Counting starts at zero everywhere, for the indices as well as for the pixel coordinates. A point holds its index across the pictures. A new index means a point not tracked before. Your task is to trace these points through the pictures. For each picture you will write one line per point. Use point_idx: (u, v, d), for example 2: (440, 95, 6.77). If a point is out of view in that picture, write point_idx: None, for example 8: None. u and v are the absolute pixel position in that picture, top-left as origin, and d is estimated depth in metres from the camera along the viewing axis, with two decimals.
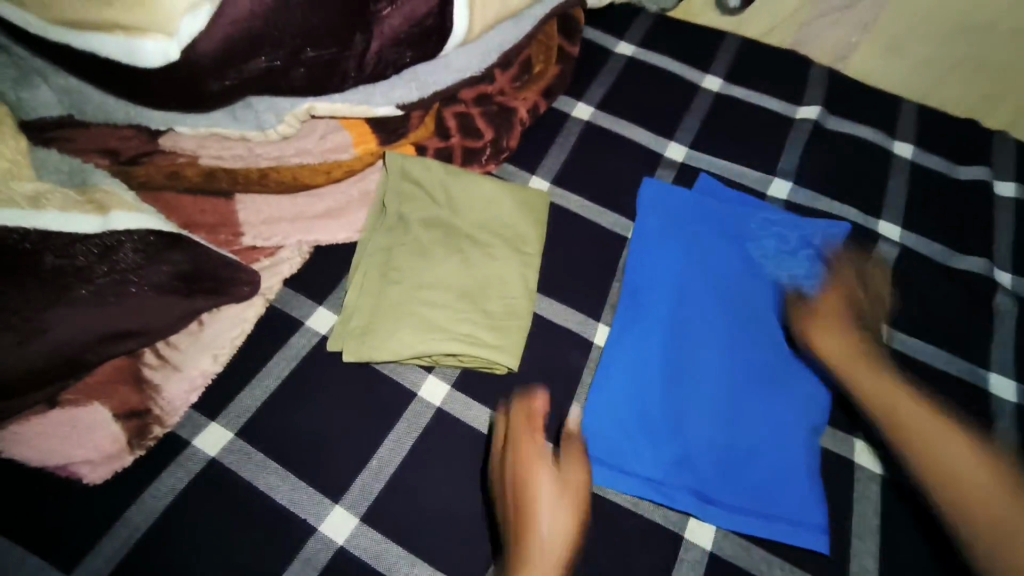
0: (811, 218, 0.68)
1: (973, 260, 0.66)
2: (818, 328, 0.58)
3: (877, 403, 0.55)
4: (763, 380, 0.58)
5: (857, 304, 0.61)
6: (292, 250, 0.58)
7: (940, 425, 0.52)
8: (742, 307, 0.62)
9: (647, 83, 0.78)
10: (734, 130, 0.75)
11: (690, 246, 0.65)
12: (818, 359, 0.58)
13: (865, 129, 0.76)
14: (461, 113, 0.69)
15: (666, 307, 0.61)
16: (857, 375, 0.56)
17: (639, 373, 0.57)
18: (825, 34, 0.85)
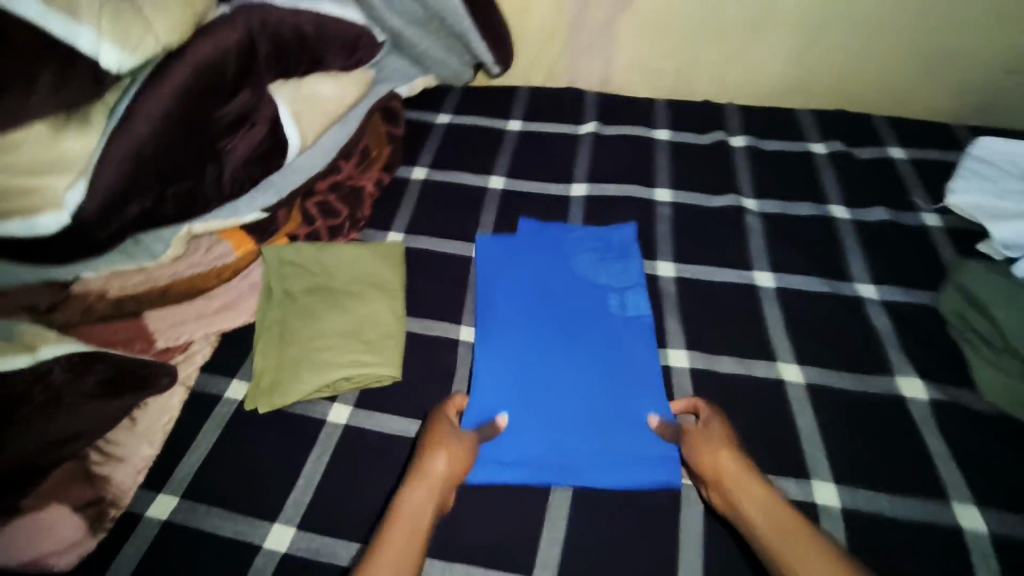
0: (609, 226, 0.84)
1: (724, 198, 0.86)
2: (708, 447, 0.60)
3: (776, 531, 0.54)
4: (609, 360, 0.71)
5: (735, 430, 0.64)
6: (201, 341, 0.72)
7: (811, 546, 0.52)
8: (578, 310, 0.76)
9: (464, 140, 0.99)
10: (537, 154, 0.97)
11: (526, 275, 0.80)
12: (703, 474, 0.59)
13: (631, 128, 0.99)
14: (320, 201, 0.85)
15: (517, 324, 0.75)
16: (739, 491, 0.57)
17: (507, 386, 0.69)
18: (588, 66, 1.07)
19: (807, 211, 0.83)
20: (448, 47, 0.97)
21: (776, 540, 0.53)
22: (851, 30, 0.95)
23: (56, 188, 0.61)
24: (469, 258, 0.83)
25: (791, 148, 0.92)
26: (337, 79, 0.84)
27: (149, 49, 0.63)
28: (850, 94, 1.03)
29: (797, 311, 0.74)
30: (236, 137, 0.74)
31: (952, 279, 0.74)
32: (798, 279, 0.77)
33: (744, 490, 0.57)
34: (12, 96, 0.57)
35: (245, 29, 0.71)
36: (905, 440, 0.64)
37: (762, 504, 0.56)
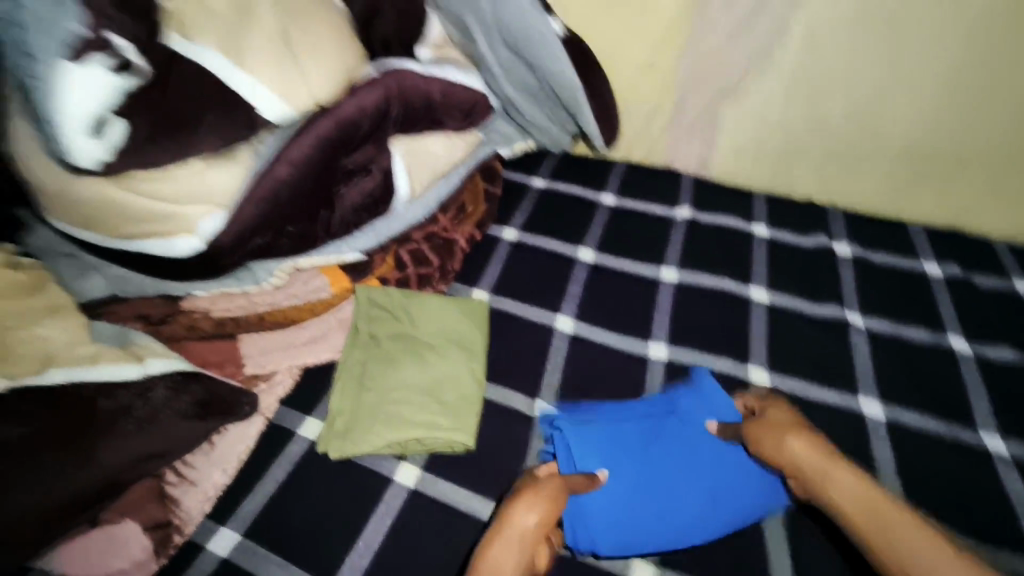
0: (723, 360, 0.77)
1: (828, 307, 0.82)
2: (780, 437, 0.61)
3: (857, 512, 0.54)
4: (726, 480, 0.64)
5: (804, 422, 0.63)
6: (285, 373, 0.73)
7: (889, 513, 0.53)
8: (661, 420, 0.69)
9: (558, 207, 1.00)
10: (630, 231, 0.96)
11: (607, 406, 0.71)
12: (792, 463, 0.60)
13: (729, 218, 0.97)
14: (414, 249, 0.87)
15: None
16: (821, 473, 0.57)
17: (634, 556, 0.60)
18: (687, 152, 1.08)
19: (918, 337, 0.78)
20: (554, 116, 0.99)
21: (867, 523, 0.53)
22: (981, 151, 0.92)
23: (195, 213, 0.64)
24: (554, 329, 0.82)
25: (903, 265, 0.87)
26: (448, 137, 0.88)
27: (307, 104, 0.69)
28: (968, 214, 0.98)
29: (915, 453, 0.66)
30: (350, 185, 0.78)
31: None
32: (915, 416, 0.70)
33: (821, 473, 0.58)
34: (186, 131, 0.60)
35: (383, 93, 0.73)
36: None
37: (844, 481, 0.56)
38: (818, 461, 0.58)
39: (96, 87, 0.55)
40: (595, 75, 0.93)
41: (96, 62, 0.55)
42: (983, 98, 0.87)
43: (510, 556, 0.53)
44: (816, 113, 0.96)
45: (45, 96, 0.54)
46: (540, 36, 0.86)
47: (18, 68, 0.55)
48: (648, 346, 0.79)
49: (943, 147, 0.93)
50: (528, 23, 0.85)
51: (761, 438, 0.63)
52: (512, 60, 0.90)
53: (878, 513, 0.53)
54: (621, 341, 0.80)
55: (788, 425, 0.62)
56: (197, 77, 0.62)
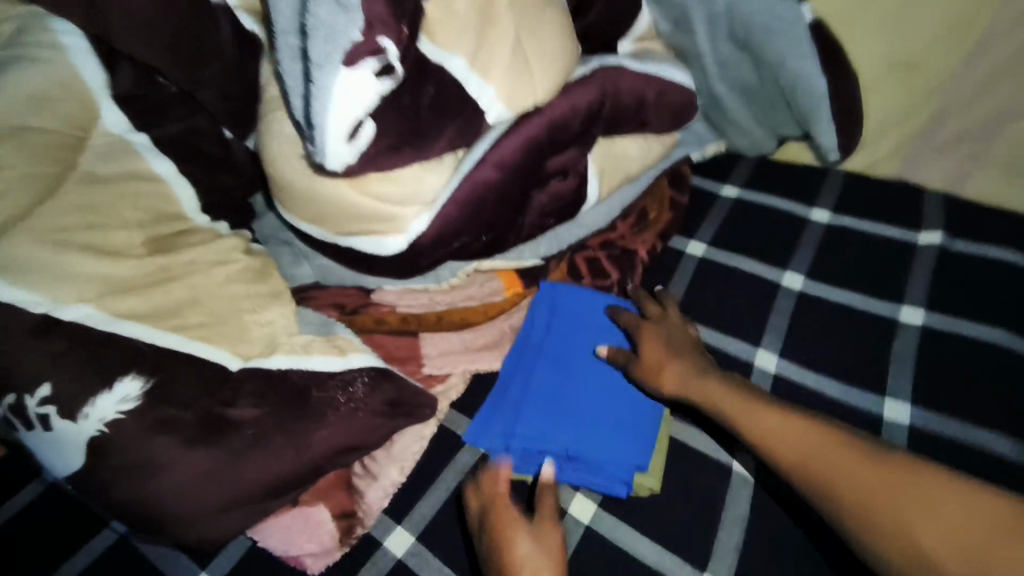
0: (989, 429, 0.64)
1: None
2: (660, 359, 0.66)
3: (769, 438, 0.56)
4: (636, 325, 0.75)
5: (671, 332, 0.69)
6: (459, 376, 0.72)
7: (793, 439, 0.55)
8: (565, 342, 0.74)
9: (756, 219, 0.87)
10: (848, 258, 0.80)
11: (516, 368, 0.72)
12: (679, 390, 0.64)
13: (999, 251, 0.76)
14: (590, 258, 0.81)
15: (831, 547, 0.58)
16: (716, 400, 0.61)
17: (647, 440, 0.66)
18: (933, 167, 0.84)
19: None
20: (764, 117, 0.86)
21: (771, 451, 0.55)
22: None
23: (407, 214, 0.65)
24: (752, 366, 0.73)
25: None
26: (646, 139, 0.81)
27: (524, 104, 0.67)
28: None
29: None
30: (543, 190, 0.73)
31: None
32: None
33: (710, 395, 0.62)
34: (416, 141, 0.62)
35: (598, 92, 0.70)
36: None
37: (731, 398, 0.60)
38: (693, 381, 0.63)
39: (363, 93, 0.55)
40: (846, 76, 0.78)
41: (365, 67, 0.55)
42: None
43: None
44: None
45: (318, 102, 0.55)
46: (788, 23, 0.76)
47: (298, 76, 0.58)
48: (888, 403, 0.68)
49: None
50: (772, 7, 0.75)
51: (641, 372, 0.67)
52: (732, 52, 0.81)
53: (764, 426, 0.57)
54: (844, 393, 0.69)
55: (653, 336, 0.68)
56: (434, 80, 0.62)
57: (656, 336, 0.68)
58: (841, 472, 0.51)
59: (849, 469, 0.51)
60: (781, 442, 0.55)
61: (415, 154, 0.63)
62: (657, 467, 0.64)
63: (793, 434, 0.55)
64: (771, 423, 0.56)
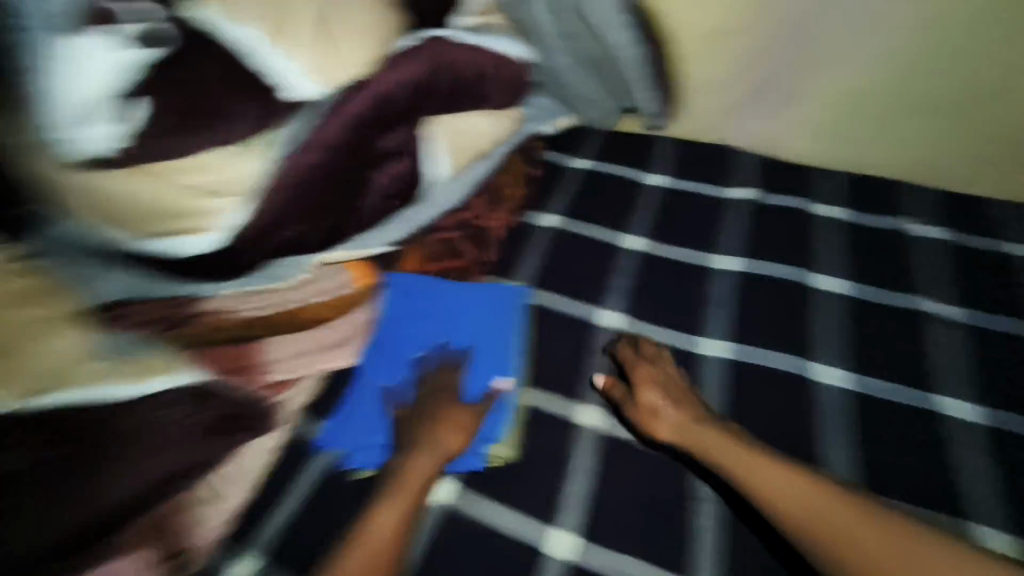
0: (795, 355, 0.73)
1: (926, 300, 0.77)
2: (648, 407, 0.65)
3: (771, 493, 0.57)
4: (488, 304, 0.76)
5: (669, 383, 0.68)
6: (311, 378, 0.69)
7: (801, 489, 0.56)
8: (418, 336, 0.74)
9: (601, 189, 0.92)
10: (679, 217, 0.88)
11: (389, 347, 0.74)
12: (681, 441, 0.63)
13: (788, 200, 0.89)
14: (446, 240, 0.81)
15: (665, 479, 0.63)
16: (721, 453, 0.61)
17: (496, 410, 0.67)
18: (749, 126, 0.96)
19: (1002, 326, 0.74)
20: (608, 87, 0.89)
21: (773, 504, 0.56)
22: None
23: (218, 208, 0.59)
24: (592, 325, 0.77)
25: (985, 245, 0.82)
26: (492, 116, 0.79)
27: (341, 79, 0.62)
28: None
29: (1003, 455, 0.64)
30: (381, 171, 0.69)
31: None
32: (1000, 416, 0.66)
33: (707, 444, 0.62)
34: (207, 125, 0.56)
35: (429, 66, 0.67)
36: None
37: (725, 448, 0.61)
38: (691, 433, 0.63)
39: (115, 64, 0.54)
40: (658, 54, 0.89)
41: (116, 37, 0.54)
42: None
43: (462, 436, 0.64)
44: (906, 84, 0.86)
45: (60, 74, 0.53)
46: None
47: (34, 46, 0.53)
48: (698, 340, 0.75)
49: None
50: None
51: (636, 415, 0.66)
52: (560, 18, 0.82)
53: (769, 478, 0.57)
54: (669, 338, 0.75)
55: (646, 378, 0.67)
56: (233, 57, 0.57)
57: (655, 383, 0.67)
58: (840, 525, 0.53)
59: (852, 528, 0.53)
60: (784, 494, 0.56)
61: (218, 131, 0.56)
62: (510, 438, 0.65)
63: (793, 485, 0.57)
64: (770, 474, 0.58)
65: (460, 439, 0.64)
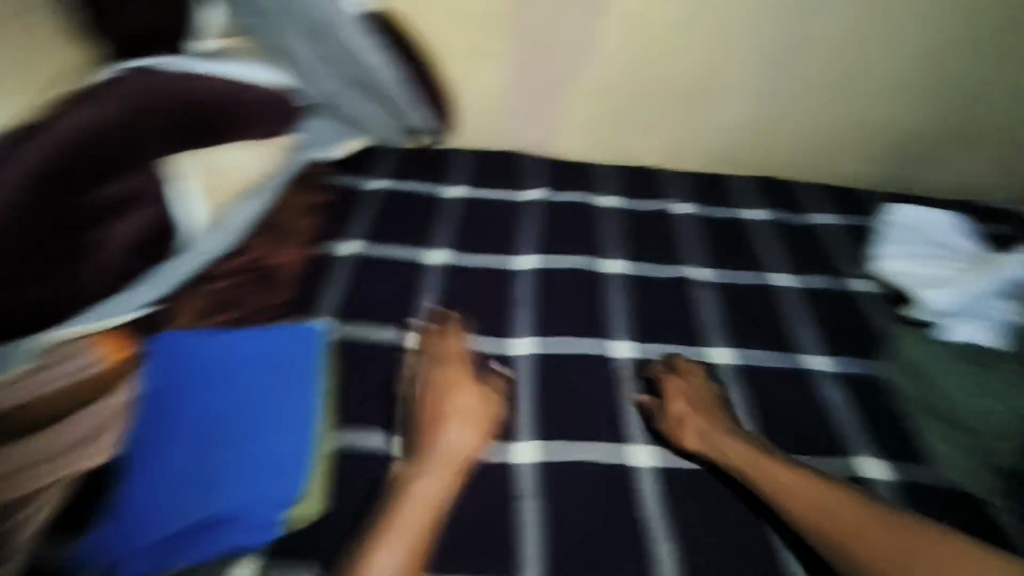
0: (593, 335, 0.79)
1: (696, 270, 0.88)
2: (702, 411, 0.71)
3: (795, 494, 0.63)
4: (280, 352, 0.69)
5: (698, 397, 0.72)
6: (58, 487, 0.57)
7: (816, 489, 0.63)
8: (199, 407, 0.64)
9: (400, 207, 0.90)
10: (479, 225, 0.90)
11: (157, 424, 0.62)
12: (713, 444, 0.68)
13: (574, 195, 0.96)
14: (224, 287, 0.74)
15: (482, 485, 0.65)
16: (743, 454, 0.67)
17: (295, 467, 0.62)
18: (528, 130, 1.03)
19: (750, 279, 0.88)
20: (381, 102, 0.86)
21: (792, 504, 0.63)
22: (813, 101, 1.00)
23: None
24: (405, 348, 0.75)
25: (728, 215, 0.96)
26: (250, 147, 0.75)
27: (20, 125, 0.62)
28: (783, 166, 1.07)
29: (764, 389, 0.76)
30: (110, 226, 0.64)
31: (885, 346, 0.81)
32: (766, 356, 0.79)
33: (729, 450, 0.67)
34: None
35: (132, 104, 0.66)
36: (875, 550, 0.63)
37: (743, 451, 0.67)
38: (719, 439, 0.68)
39: None
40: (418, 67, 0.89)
41: None
42: (779, 61, 0.96)
43: (471, 438, 0.66)
44: (648, 82, 0.98)
45: None
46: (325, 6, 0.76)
47: None
48: (508, 342, 0.78)
49: (763, 102, 1.00)
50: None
51: (665, 426, 0.70)
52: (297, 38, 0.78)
53: (790, 479, 0.64)
54: (481, 345, 0.77)
55: (677, 391, 0.72)
56: None
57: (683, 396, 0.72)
58: (856, 521, 0.60)
59: (860, 525, 0.60)
60: (796, 488, 0.63)
61: None
62: (317, 491, 0.61)
63: (806, 484, 0.63)
64: (786, 476, 0.64)
65: (471, 440, 0.66)
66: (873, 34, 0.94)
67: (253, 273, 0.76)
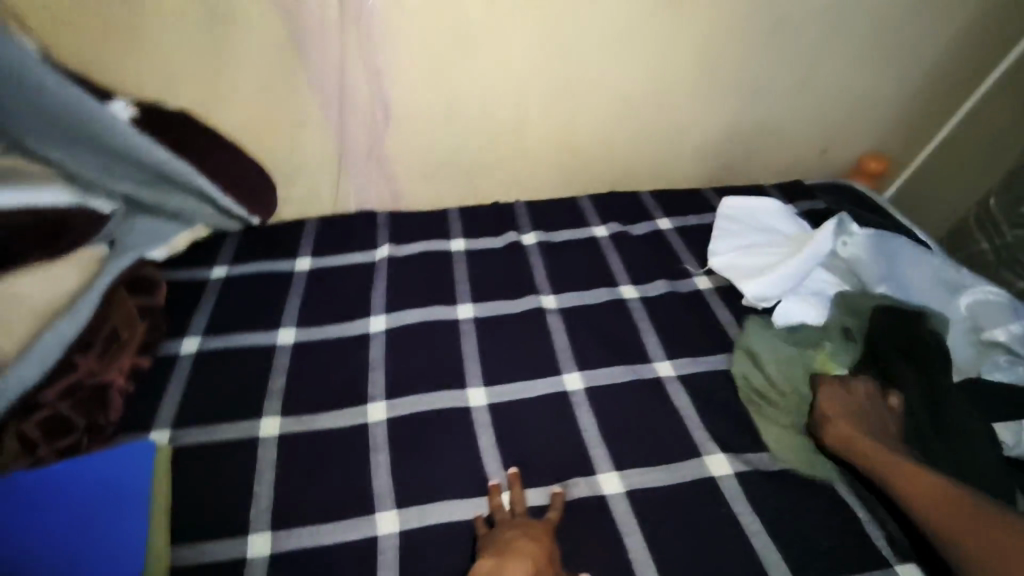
0: (448, 384, 0.80)
1: (541, 297, 0.91)
2: (850, 412, 0.70)
3: (925, 499, 0.60)
4: (106, 473, 0.66)
5: (870, 399, 0.72)
6: None
7: (953, 495, 0.59)
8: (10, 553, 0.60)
9: (247, 291, 0.90)
10: (329, 292, 0.91)
11: None
12: (847, 446, 0.68)
13: (423, 244, 0.99)
14: (46, 418, 0.69)
15: (342, 564, 0.64)
16: (877, 458, 0.66)
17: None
18: (370, 187, 1.06)
19: (600, 297, 0.91)
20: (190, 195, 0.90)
21: (929, 509, 0.60)
22: (687, 98, 1.06)
23: None
24: (256, 437, 0.74)
25: (577, 236, 1.00)
26: (56, 269, 0.77)
27: None
28: (622, 177, 1.15)
29: (613, 408, 0.77)
30: None
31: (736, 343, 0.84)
32: (618, 371, 0.81)
33: (870, 451, 0.67)
34: None
35: None
36: (731, 543, 0.64)
37: (883, 457, 0.65)
38: (855, 441, 0.68)
39: None
40: (233, 155, 0.92)
41: None
42: (588, 87, 1.01)
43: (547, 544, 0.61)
44: (473, 125, 1.02)
45: None
46: (104, 119, 0.78)
47: None
48: (367, 409, 0.77)
49: (588, 123, 1.06)
50: (94, 110, 0.78)
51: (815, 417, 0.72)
52: (88, 155, 0.82)
53: (928, 487, 0.61)
54: (337, 418, 0.76)
55: (832, 394, 0.73)
56: None
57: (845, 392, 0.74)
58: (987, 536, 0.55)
59: (993, 540, 0.55)
60: (931, 498, 0.60)
61: None
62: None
63: (942, 493, 0.60)
64: (925, 484, 0.61)
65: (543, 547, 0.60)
66: (676, 45, 0.98)
67: (79, 396, 0.72)
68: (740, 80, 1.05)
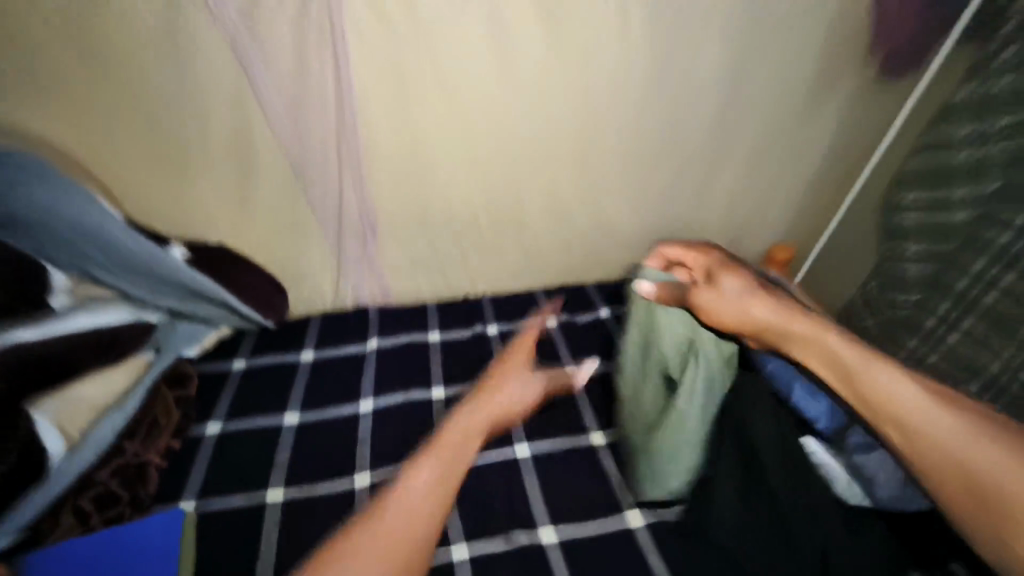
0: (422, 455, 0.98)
1: None
2: (761, 295, 0.96)
3: (832, 353, 0.86)
4: (140, 541, 0.81)
5: (773, 289, 0.98)
6: None
7: (860, 353, 0.85)
8: None
9: (260, 381, 1.11)
10: (327, 379, 1.12)
11: None
12: (765, 318, 0.94)
13: (405, 336, 1.21)
14: (99, 492, 0.87)
15: None
16: (795, 330, 0.91)
17: None
18: (364, 289, 1.30)
19: None
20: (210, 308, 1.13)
21: (837, 362, 0.86)
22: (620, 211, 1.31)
23: None
24: (264, 505, 0.91)
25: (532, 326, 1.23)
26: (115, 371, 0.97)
27: None
28: (572, 272, 1.39)
29: (554, 471, 0.95)
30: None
31: None
32: (560, 440, 1.00)
33: (787, 324, 0.92)
34: None
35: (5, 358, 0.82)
36: None
37: (795, 325, 0.91)
38: (774, 316, 0.93)
39: None
40: (254, 273, 1.17)
41: None
42: (537, 207, 1.27)
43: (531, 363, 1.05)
44: (446, 238, 1.27)
45: None
46: (158, 253, 1.03)
47: None
48: (354, 478, 0.95)
49: (539, 233, 1.31)
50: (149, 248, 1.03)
51: (731, 300, 0.97)
52: (140, 280, 1.07)
53: (839, 349, 0.86)
54: (330, 487, 0.94)
55: (742, 284, 0.98)
56: None
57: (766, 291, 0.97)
58: (885, 380, 0.81)
59: (891, 385, 0.80)
60: (839, 354, 0.86)
61: None
62: None
63: (848, 349, 0.86)
64: (833, 343, 0.87)
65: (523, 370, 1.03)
66: (603, 174, 1.25)
67: (124, 473, 0.90)
68: (656, 195, 1.29)
